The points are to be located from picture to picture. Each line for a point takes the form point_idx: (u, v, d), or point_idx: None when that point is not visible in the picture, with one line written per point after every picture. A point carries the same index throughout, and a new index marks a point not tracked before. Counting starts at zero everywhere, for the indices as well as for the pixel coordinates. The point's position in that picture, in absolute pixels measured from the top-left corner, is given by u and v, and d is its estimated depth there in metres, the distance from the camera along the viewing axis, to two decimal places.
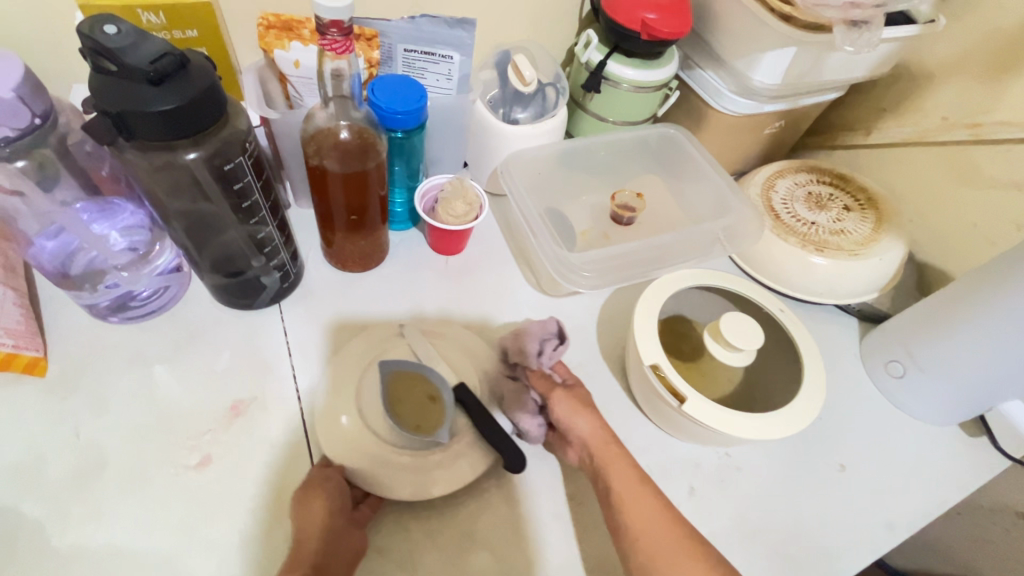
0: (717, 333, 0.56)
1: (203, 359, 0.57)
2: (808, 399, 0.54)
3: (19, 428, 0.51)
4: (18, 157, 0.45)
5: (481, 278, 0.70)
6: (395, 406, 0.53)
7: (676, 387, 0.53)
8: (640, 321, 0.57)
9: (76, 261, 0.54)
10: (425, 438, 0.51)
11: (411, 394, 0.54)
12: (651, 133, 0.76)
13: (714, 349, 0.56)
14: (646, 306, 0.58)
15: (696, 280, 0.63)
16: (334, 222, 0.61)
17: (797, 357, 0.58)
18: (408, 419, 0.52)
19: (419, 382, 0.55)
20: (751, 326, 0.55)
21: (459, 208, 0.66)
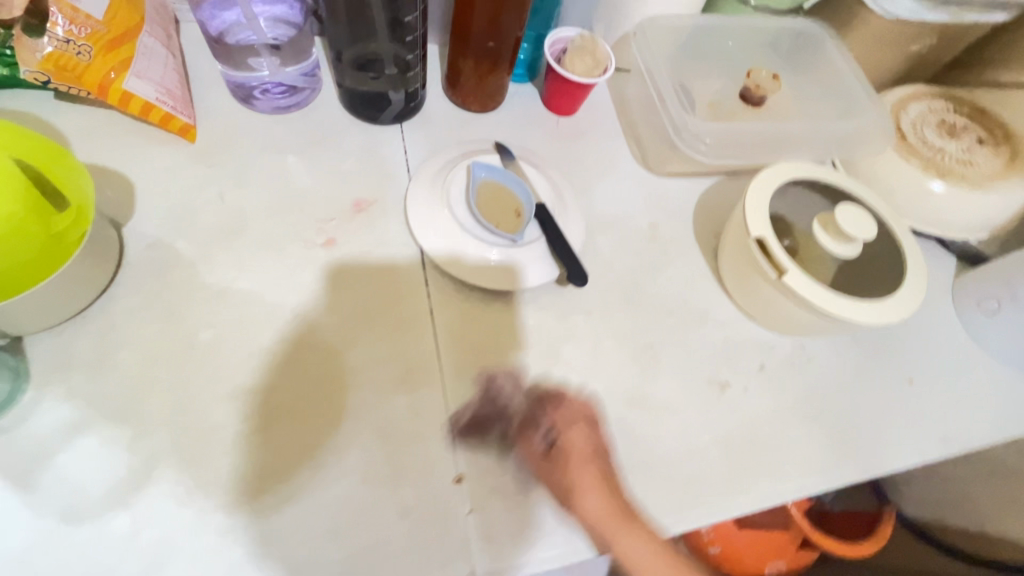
0: (827, 224, 0.56)
1: (332, 157, 0.60)
2: (905, 297, 0.54)
3: (172, 179, 0.56)
4: None
5: (589, 141, 0.71)
6: (480, 205, 0.57)
7: (780, 259, 0.54)
8: (753, 195, 0.57)
9: (235, 35, 0.56)
10: (503, 235, 0.55)
11: (497, 200, 0.57)
12: (790, 26, 0.73)
13: (822, 239, 0.56)
14: (762, 183, 0.58)
15: (812, 176, 0.61)
16: (469, 47, 0.61)
17: (902, 259, 0.57)
18: (487, 216, 0.56)
19: (504, 196, 0.58)
20: (864, 217, 0.55)
21: (585, 62, 0.66)
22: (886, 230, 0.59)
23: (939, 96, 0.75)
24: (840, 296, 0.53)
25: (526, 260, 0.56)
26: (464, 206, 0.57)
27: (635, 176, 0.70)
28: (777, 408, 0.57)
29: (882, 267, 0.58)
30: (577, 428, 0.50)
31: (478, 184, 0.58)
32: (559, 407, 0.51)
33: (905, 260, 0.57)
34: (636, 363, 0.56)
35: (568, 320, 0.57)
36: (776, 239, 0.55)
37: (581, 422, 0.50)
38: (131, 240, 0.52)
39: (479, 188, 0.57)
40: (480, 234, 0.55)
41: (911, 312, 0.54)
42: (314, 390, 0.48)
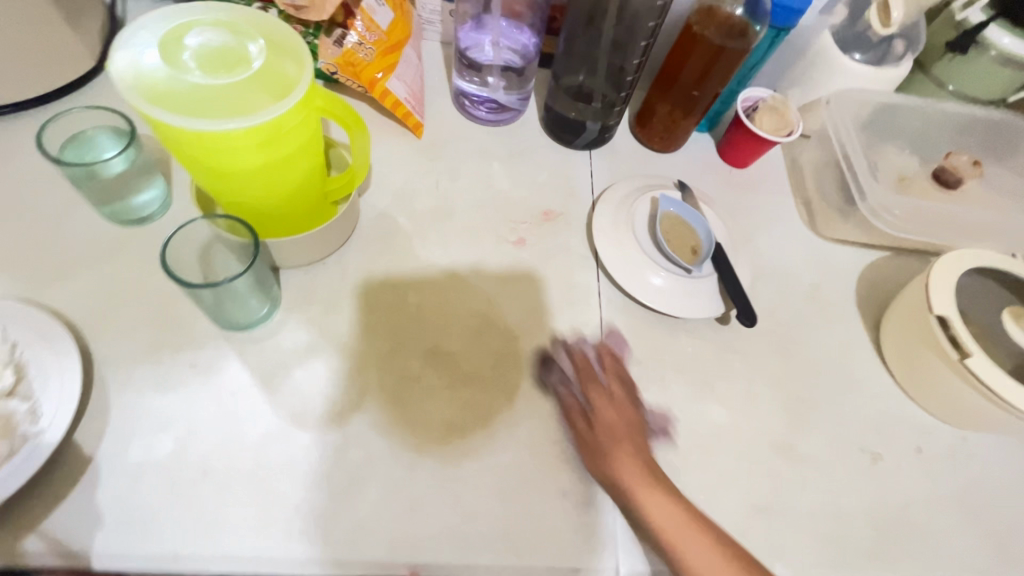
0: (1021, 320, 0.54)
1: (529, 169, 0.68)
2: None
3: (401, 165, 0.65)
4: None
5: (759, 195, 0.73)
6: (662, 231, 0.61)
7: (965, 342, 0.53)
8: (940, 272, 0.56)
9: (477, 55, 0.67)
10: (681, 264, 0.59)
11: (677, 232, 0.62)
12: (988, 116, 0.71)
13: (1014, 333, 0.54)
14: (951, 263, 0.57)
15: (1008, 269, 0.59)
16: (670, 95, 0.68)
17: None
18: (667, 241, 0.60)
19: (686, 233, 0.61)
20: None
21: (769, 122, 0.69)
22: None
23: None
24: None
25: (695, 292, 0.59)
26: (647, 231, 0.62)
27: (802, 236, 0.71)
28: (933, 494, 0.55)
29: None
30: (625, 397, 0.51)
31: (662, 214, 0.62)
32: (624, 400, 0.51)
33: None
34: (787, 411, 0.57)
35: (724, 356, 0.59)
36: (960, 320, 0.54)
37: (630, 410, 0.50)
38: (365, 209, 0.61)
39: (664, 218, 0.62)
40: (657, 259, 0.60)
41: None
42: (488, 319, 0.56)
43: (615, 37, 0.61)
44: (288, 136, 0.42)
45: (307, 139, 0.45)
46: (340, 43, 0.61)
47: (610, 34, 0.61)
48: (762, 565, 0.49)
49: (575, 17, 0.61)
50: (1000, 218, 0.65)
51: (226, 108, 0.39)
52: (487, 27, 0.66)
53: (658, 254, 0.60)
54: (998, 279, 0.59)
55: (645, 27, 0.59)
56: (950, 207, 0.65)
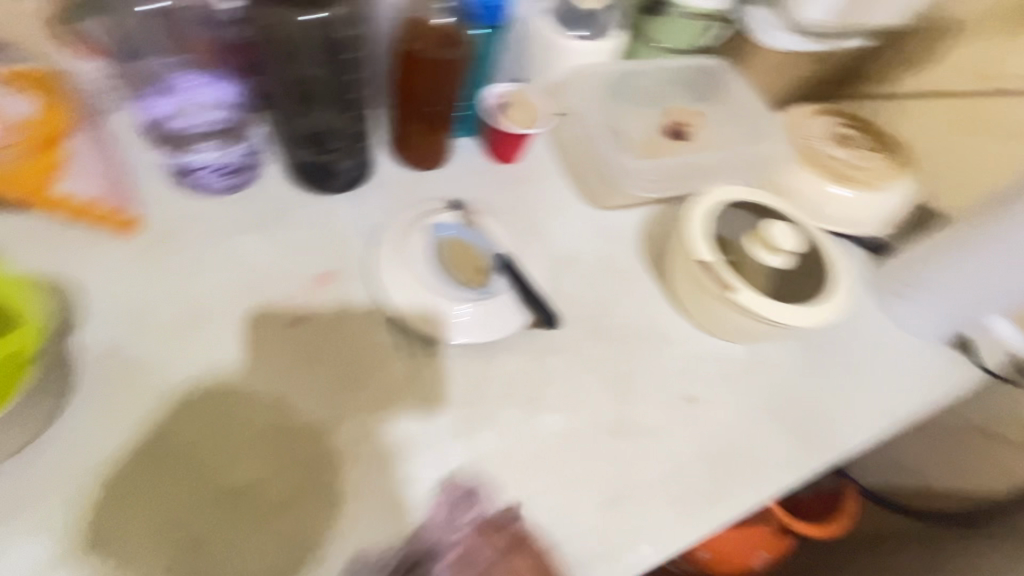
0: (761, 241, 0.62)
1: (286, 234, 0.60)
2: (833, 305, 0.61)
3: (120, 279, 0.54)
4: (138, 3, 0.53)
5: (534, 185, 0.74)
6: (447, 259, 0.59)
7: (723, 278, 0.60)
8: (693, 224, 0.63)
9: (173, 121, 0.56)
10: (474, 288, 0.57)
11: (462, 254, 0.60)
12: (695, 64, 0.81)
13: (758, 255, 0.62)
14: (698, 212, 0.64)
15: (739, 197, 0.66)
16: (412, 116, 0.64)
17: (831, 264, 0.63)
18: (454, 269, 0.58)
19: (469, 252, 0.60)
20: (782, 231, 0.63)
21: (522, 116, 0.71)
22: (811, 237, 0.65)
23: (833, 112, 0.85)
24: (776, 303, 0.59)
25: (495, 311, 0.57)
26: (430, 263, 0.58)
27: (583, 213, 0.74)
28: (745, 412, 0.62)
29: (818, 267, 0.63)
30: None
31: (442, 240, 0.60)
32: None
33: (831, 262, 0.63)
34: (614, 391, 0.59)
35: (543, 361, 0.58)
36: (716, 258, 0.61)
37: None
38: (84, 350, 0.50)
39: (446, 244, 0.60)
40: (449, 290, 0.57)
41: (838, 316, 0.61)
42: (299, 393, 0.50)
43: (324, 76, 0.54)
44: None
45: None
46: None
47: (315, 76, 0.54)
48: (628, 555, 0.50)
49: (268, 66, 0.54)
50: (720, 154, 0.76)
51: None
52: (172, 90, 0.56)
53: (449, 284, 0.57)
54: (738, 207, 0.66)
55: (340, 58, 0.54)
56: (687, 156, 0.74)
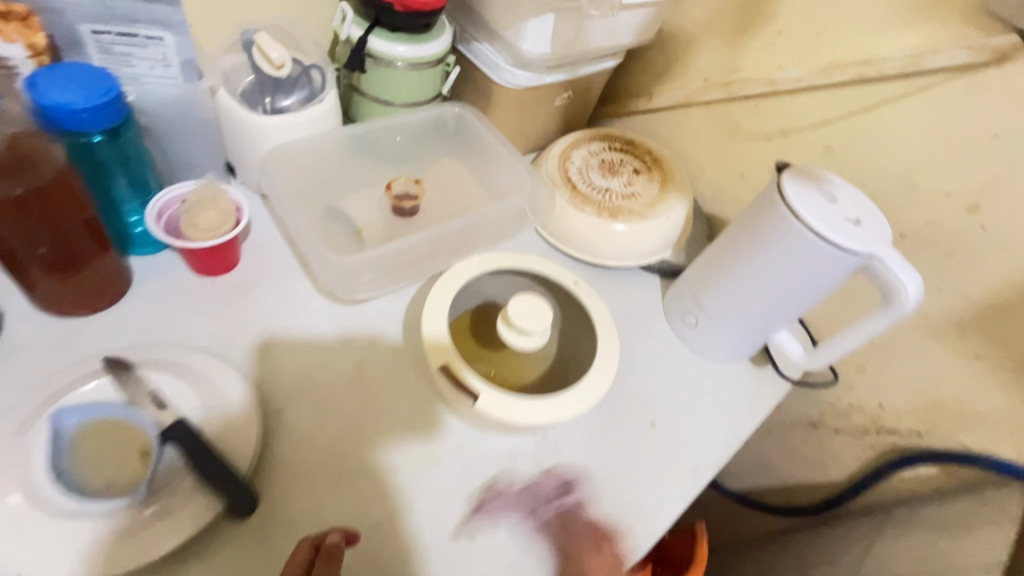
0: (508, 320, 0.56)
1: None
2: (595, 377, 0.57)
3: None
4: None
5: (257, 294, 0.60)
6: (82, 462, 0.43)
7: (467, 383, 0.53)
8: (432, 323, 0.56)
9: None
10: (120, 496, 0.42)
11: (107, 445, 0.44)
12: (433, 115, 0.74)
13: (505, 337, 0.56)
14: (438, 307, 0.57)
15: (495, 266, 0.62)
16: (20, 261, 0.48)
17: (592, 329, 0.61)
18: (93, 475, 0.43)
19: (125, 433, 0.45)
20: (532, 307, 0.56)
21: (209, 219, 0.56)
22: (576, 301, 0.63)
23: (595, 138, 0.81)
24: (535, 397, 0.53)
25: (162, 511, 0.42)
26: (49, 476, 0.42)
27: (323, 317, 0.61)
28: (534, 527, 0.52)
29: (579, 345, 0.61)
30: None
31: (74, 435, 0.44)
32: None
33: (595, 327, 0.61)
34: None
35: (257, 543, 0.46)
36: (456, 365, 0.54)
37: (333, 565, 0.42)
38: None
39: (81, 438, 0.44)
40: (80, 511, 0.41)
41: (605, 385, 0.57)
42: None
43: None
44: None
45: None
46: None
47: None
48: None
49: None
50: (466, 220, 0.65)
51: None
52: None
53: (79, 501, 0.41)
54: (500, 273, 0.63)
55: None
56: (434, 228, 0.62)
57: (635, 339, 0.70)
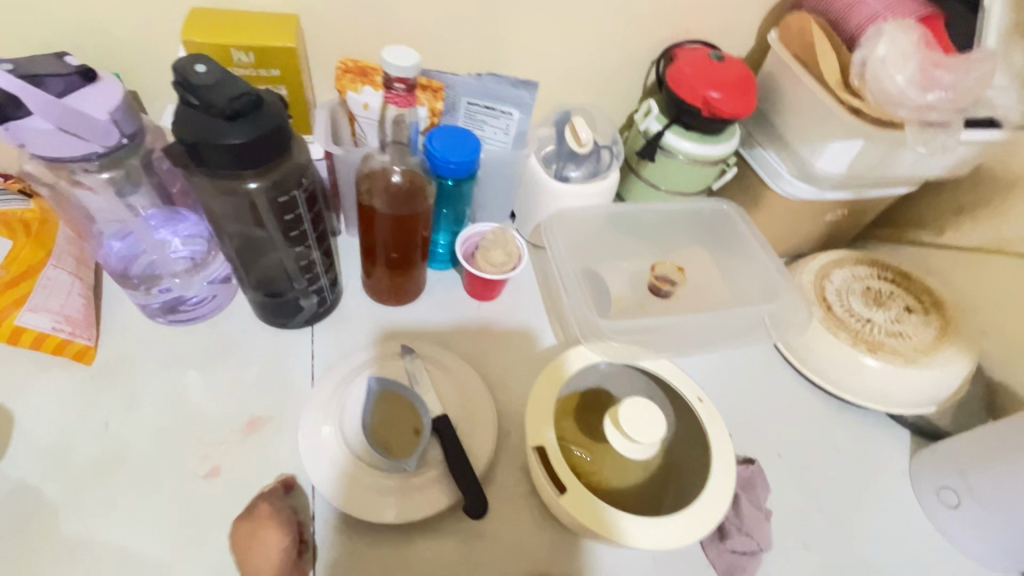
0: (617, 420, 0.50)
1: (234, 370, 0.59)
2: (709, 505, 0.49)
3: (58, 412, 0.54)
4: (106, 168, 0.50)
5: (512, 326, 0.70)
6: (374, 422, 0.55)
7: (561, 473, 0.47)
8: (535, 408, 0.51)
9: (137, 262, 0.58)
10: (394, 461, 0.52)
11: (395, 415, 0.56)
12: (700, 207, 0.77)
13: (612, 438, 0.50)
14: (541, 394, 0.52)
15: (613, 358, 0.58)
16: (375, 256, 0.63)
17: (708, 455, 0.52)
18: (380, 435, 0.54)
19: (409, 411, 0.56)
20: (652, 415, 0.50)
21: (498, 257, 0.67)
22: (693, 413, 0.56)
23: (861, 262, 0.76)
24: (632, 516, 0.47)
25: (421, 487, 0.52)
26: (356, 422, 0.55)
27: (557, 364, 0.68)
28: None
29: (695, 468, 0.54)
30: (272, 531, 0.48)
31: (372, 396, 0.57)
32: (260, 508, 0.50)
33: (710, 454, 0.52)
34: None
35: (473, 548, 0.52)
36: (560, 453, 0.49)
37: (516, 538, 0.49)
38: None
39: (377, 400, 0.57)
40: (371, 459, 0.53)
41: (717, 522, 0.48)
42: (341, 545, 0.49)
43: (265, 237, 0.55)
44: None
45: None
46: None
47: (253, 233, 0.54)
48: None
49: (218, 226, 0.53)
50: (716, 316, 0.67)
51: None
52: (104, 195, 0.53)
53: (368, 452, 0.53)
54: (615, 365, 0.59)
55: (285, 220, 0.53)
56: (683, 317, 0.65)
57: (868, 493, 0.63)
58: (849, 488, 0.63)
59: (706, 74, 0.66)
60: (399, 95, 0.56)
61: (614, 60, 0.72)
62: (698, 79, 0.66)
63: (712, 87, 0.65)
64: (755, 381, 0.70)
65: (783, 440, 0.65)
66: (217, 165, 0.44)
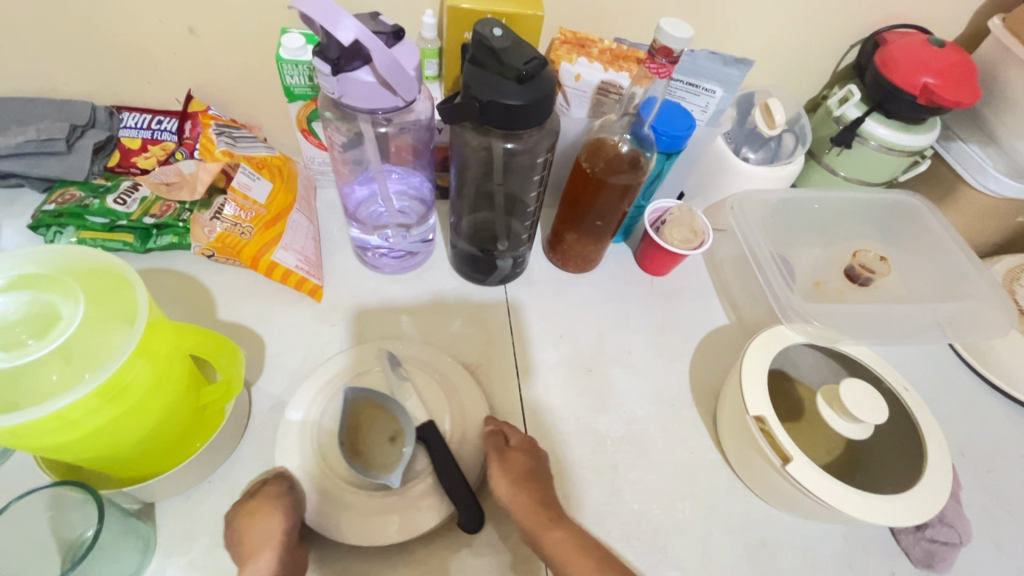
0: (832, 398, 0.53)
1: (441, 320, 0.64)
2: (927, 492, 0.50)
3: (299, 342, 0.60)
4: (382, 125, 0.54)
5: (685, 302, 0.72)
6: (351, 428, 0.52)
7: (782, 444, 0.50)
8: (750, 371, 0.54)
9: (369, 209, 0.62)
10: (378, 477, 0.49)
11: (372, 422, 0.53)
12: (889, 199, 0.74)
13: (824, 412, 0.53)
14: (754, 364, 0.55)
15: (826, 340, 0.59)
16: (575, 224, 0.66)
17: (921, 447, 0.53)
18: (355, 445, 0.51)
19: (389, 419, 0.53)
20: (873, 397, 0.52)
21: (682, 233, 0.68)
22: (898, 402, 0.57)
23: None
24: (854, 490, 0.49)
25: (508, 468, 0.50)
26: (334, 442, 0.52)
27: (730, 342, 0.69)
28: None
29: (898, 456, 0.54)
30: (281, 513, 0.46)
31: (347, 407, 0.53)
32: (257, 493, 0.48)
33: (923, 447, 0.53)
34: (754, 561, 0.53)
35: (673, 505, 0.56)
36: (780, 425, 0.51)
37: (523, 449, 0.52)
38: (257, 401, 0.56)
39: (354, 406, 0.53)
40: (353, 478, 0.50)
41: (937, 512, 0.49)
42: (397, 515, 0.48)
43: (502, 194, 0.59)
44: (150, 395, 0.41)
45: (178, 375, 0.43)
46: (213, 223, 0.60)
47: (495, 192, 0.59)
48: None
49: (459, 180, 0.59)
50: (916, 309, 0.65)
51: (49, 386, 0.36)
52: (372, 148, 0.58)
53: (353, 474, 0.50)
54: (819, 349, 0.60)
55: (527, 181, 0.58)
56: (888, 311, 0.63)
57: None
58: None
59: (922, 59, 0.64)
60: (663, 67, 0.53)
61: (817, 42, 0.71)
62: (914, 64, 0.63)
63: (929, 73, 0.63)
64: (934, 379, 0.68)
65: (968, 441, 0.64)
66: (492, 124, 0.47)
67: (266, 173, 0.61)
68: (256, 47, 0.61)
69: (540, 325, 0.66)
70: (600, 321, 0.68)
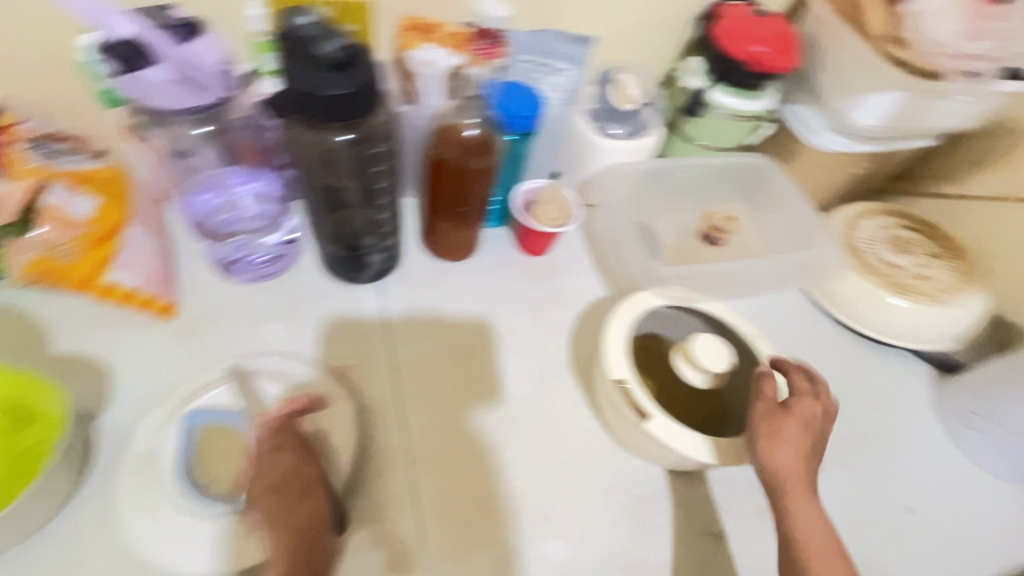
0: (687, 355, 0.56)
1: (309, 324, 0.62)
2: None
3: (149, 365, 0.56)
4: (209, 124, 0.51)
5: (562, 279, 0.73)
6: (192, 456, 0.50)
7: (643, 403, 0.53)
8: (609, 338, 0.56)
9: (217, 218, 0.59)
10: (225, 501, 0.48)
11: (217, 447, 0.51)
12: (743, 161, 0.78)
13: (685, 374, 0.56)
14: (616, 330, 0.57)
15: (685, 301, 0.63)
16: (440, 212, 0.66)
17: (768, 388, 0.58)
18: (199, 471, 0.49)
19: (235, 438, 0.51)
20: (717, 343, 0.57)
21: (551, 212, 0.70)
22: (750, 350, 0.61)
23: (887, 212, 0.80)
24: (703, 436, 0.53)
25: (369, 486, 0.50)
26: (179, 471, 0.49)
27: (607, 311, 0.71)
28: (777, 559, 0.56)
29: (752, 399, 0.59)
30: None
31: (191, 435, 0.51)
32: None
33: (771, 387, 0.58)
34: (631, 515, 0.56)
35: (553, 475, 0.57)
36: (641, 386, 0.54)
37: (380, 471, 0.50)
38: (103, 435, 0.51)
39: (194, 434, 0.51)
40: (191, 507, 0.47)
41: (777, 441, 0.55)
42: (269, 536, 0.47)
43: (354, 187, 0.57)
44: None
45: None
46: (30, 248, 0.53)
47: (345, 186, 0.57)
48: None
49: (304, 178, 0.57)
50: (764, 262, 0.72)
51: None
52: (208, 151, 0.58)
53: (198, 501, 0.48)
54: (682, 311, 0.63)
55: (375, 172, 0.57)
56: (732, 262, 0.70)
57: (898, 421, 0.69)
58: (882, 421, 0.68)
59: (748, 28, 0.68)
60: (489, 47, 0.61)
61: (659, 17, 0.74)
62: (743, 34, 0.68)
63: (754, 43, 0.68)
64: (791, 324, 0.74)
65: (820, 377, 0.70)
66: (317, 117, 0.45)
67: (90, 188, 0.56)
68: (61, 49, 0.55)
69: (417, 317, 0.65)
70: (478, 306, 0.68)
